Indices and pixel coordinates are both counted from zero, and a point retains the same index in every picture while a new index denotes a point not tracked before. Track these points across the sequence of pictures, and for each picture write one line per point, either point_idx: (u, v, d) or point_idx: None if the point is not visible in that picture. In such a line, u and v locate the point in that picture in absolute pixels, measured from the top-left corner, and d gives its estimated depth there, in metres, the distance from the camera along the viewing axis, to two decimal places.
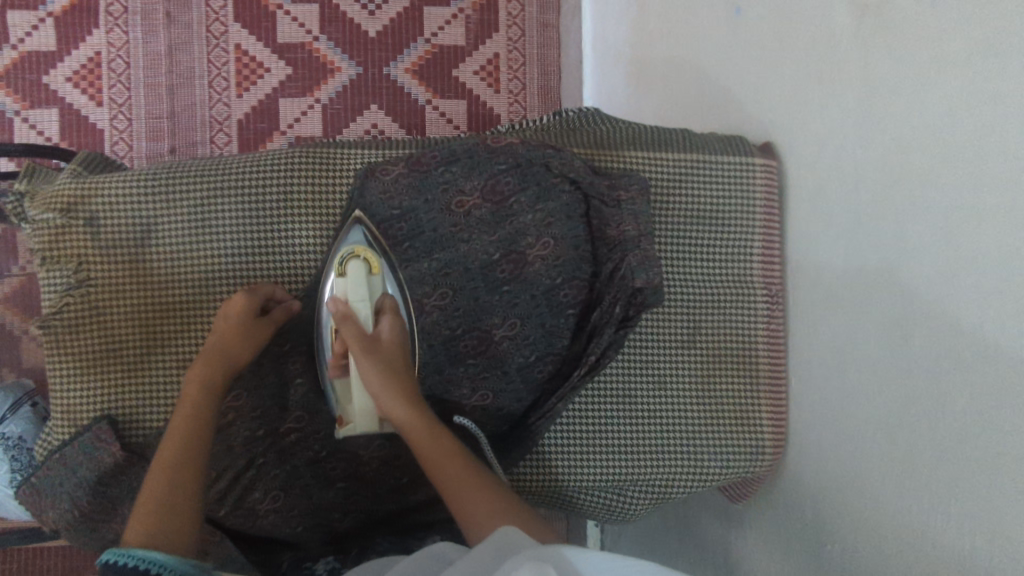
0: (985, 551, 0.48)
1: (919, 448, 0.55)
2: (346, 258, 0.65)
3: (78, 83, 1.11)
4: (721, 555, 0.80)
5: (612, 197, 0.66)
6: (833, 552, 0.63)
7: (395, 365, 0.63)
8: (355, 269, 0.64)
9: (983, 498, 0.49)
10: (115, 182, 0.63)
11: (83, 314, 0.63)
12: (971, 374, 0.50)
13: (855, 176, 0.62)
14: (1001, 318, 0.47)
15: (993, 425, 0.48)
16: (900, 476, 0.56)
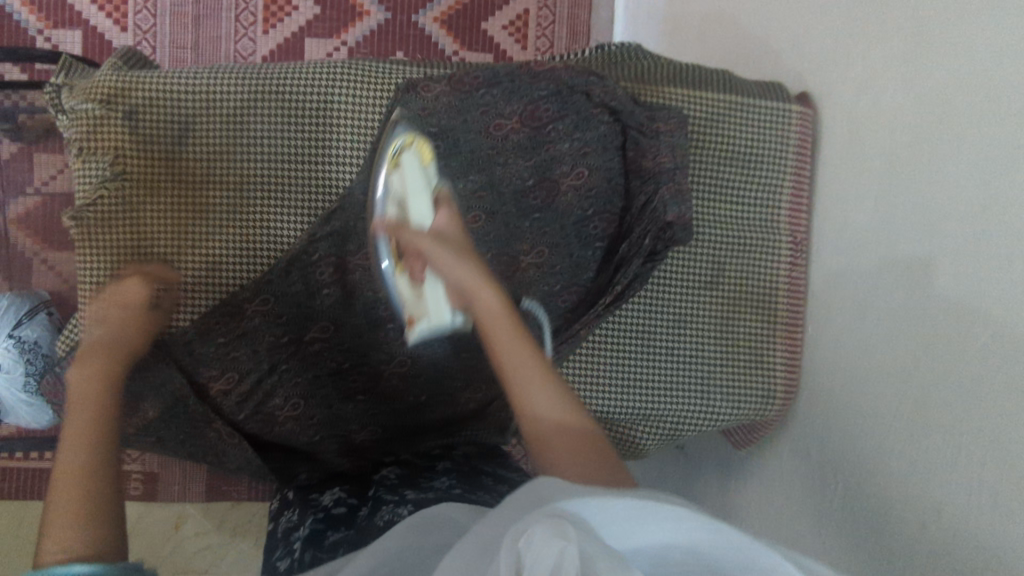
0: (992, 481, 0.49)
1: (935, 390, 0.55)
2: (398, 149, 0.64)
3: (102, 6, 1.09)
4: (719, 498, 0.83)
5: (651, 128, 0.67)
6: (836, 490, 0.65)
7: (466, 250, 0.59)
8: (408, 160, 0.63)
9: (997, 430, 0.49)
10: (156, 77, 0.63)
11: (117, 207, 0.62)
12: (995, 311, 0.50)
13: (892, 121, 0.62)
14: None
15: (1012, 358, 0.49)
16: (911, 420, 0.57)
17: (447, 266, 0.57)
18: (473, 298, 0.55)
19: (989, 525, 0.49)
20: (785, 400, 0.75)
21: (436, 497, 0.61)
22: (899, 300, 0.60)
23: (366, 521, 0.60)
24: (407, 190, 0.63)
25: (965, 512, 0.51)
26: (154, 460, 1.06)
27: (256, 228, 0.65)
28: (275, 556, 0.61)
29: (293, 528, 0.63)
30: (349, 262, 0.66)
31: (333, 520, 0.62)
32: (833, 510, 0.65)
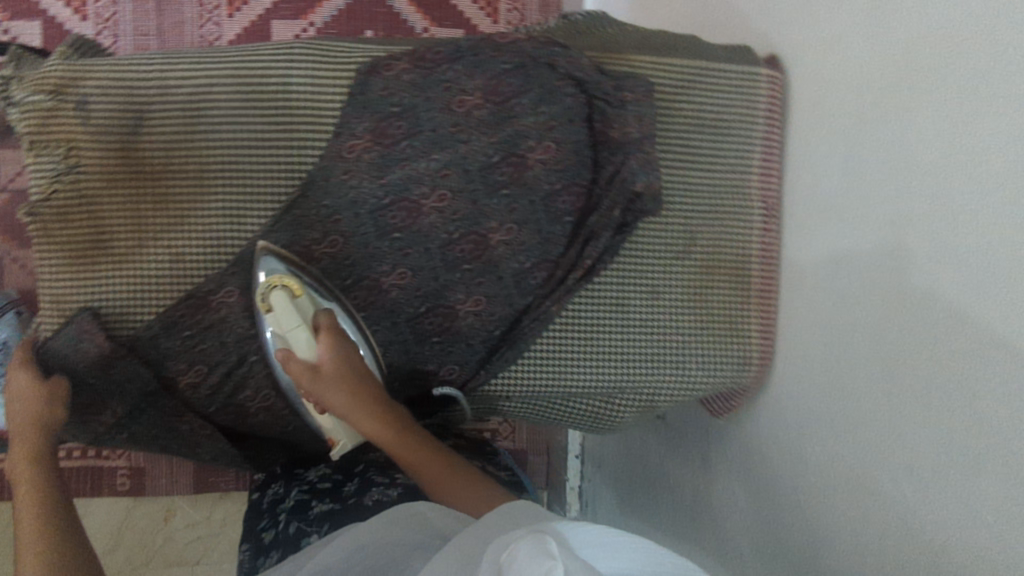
0: (962, 438, 0.50)
1: (905, 352, 0.55)
2: (266, 294, 0.64)
3: None
4: (699, 465, 0.84)
5: (617, 98, 0.66)
6: (812, 455, 0.66)
7: (349, 378, 0.65)
8: (279, 300, 0.64)
9: (968, 388, 0.49)
10: (107, 66, 0.61)
11: (75, 200, 0.61)
12: (961, 270, 0.50)
13: (861, 81, 0.61)
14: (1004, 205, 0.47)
15: (982, 315, 0.48)
16: (885, 384, 0.57)
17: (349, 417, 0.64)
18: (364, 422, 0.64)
19: (956, 484, 0.50)
20: (761, 367, 0.75)
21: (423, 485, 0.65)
22: (867, 265, 0.60)
23: (352, 498, 0.64)
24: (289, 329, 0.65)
25: (935, 471, 0.52)
26: (139, 455, 1.06)
27: (219, 217, 0.64)
28: (263, 524, 0.67)
29: (281, 499, 0.68)
30: (313, 250, 0.67)
31: (318, 491, 0.66)
32: (811, 475, 0.66)
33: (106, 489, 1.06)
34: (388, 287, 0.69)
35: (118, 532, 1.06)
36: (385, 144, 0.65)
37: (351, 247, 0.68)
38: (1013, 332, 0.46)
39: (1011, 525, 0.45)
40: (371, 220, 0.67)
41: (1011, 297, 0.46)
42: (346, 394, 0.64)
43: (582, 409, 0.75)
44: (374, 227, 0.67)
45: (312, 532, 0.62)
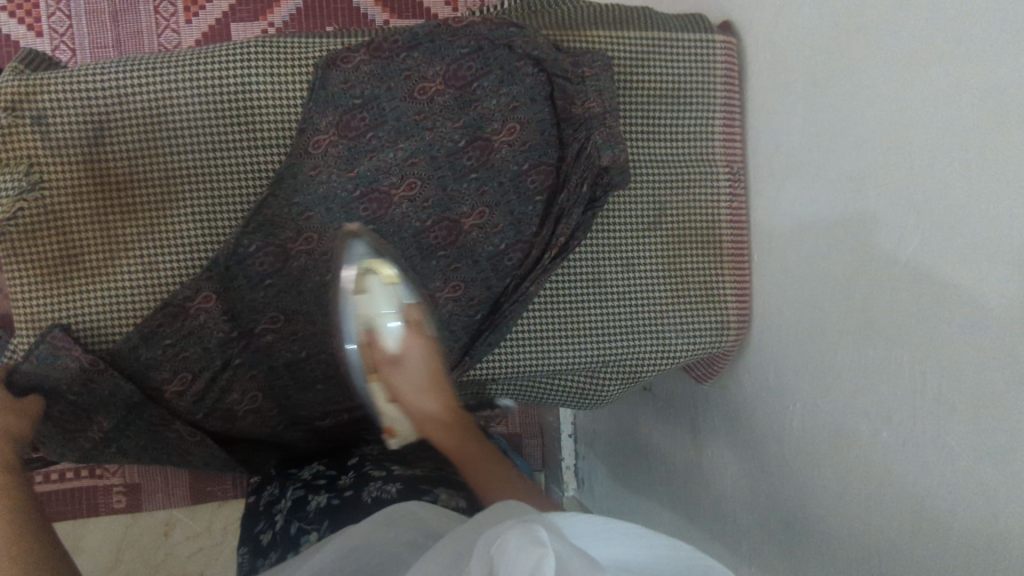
0: (936, 380, 0.51)
1: (875, 302, 0.57)
2: (360, 277, 0.66)
3: (14, 12, 1.05)
4: (689, 434, 0.85)
5: (577, 74, 0.66)
6: (795, 414, 0.67)
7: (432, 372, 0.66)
8: (375, 285, 0.66)
9: (939, 332, 0.50)
10: (62, 78, 0.61)
11: (40, 216, 0.61)
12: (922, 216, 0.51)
13: (814, 39, 0.62)
14: (963, 149, 0.48)
15: (947, 259, 0.49)
16: (859, 335, 0.59)
17: (416, 404, 0.65)
18: (422, 411, 0.65)
19: (937, 424, 0.51)
20: (741, 331, 0.75)
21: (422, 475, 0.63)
22: (831, 219, 0.61)
23: (350, 491, 0.63)
24: (377, 314, 0.66)
25: (911, 415, 0.53)
26: (133, 470, 1.06)
27: (189, 222, 0.64)
28: (262, 527, 0.66)
29: (276, 500, 0.68)
30: (290, 249, 0.65)
31: (314, 487, 0.65)
32: (795, 432, 0.67)
33: (102, 508, 1.05)
34: (369, 279, 0.67)
35: (117, 550, 1.06)
36: (351, 137, 0.65)
37: (327, 240, 0.66)
38: (980, 270, 0.47)
39: (994, 457, 0.46)
40: (342, 213, 0.66)
41: (973, 235, 0.47)
42: (421, 388, 0.65)
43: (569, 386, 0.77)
44: (347, 221, 0.67)
45: (312, 529, 0.60)
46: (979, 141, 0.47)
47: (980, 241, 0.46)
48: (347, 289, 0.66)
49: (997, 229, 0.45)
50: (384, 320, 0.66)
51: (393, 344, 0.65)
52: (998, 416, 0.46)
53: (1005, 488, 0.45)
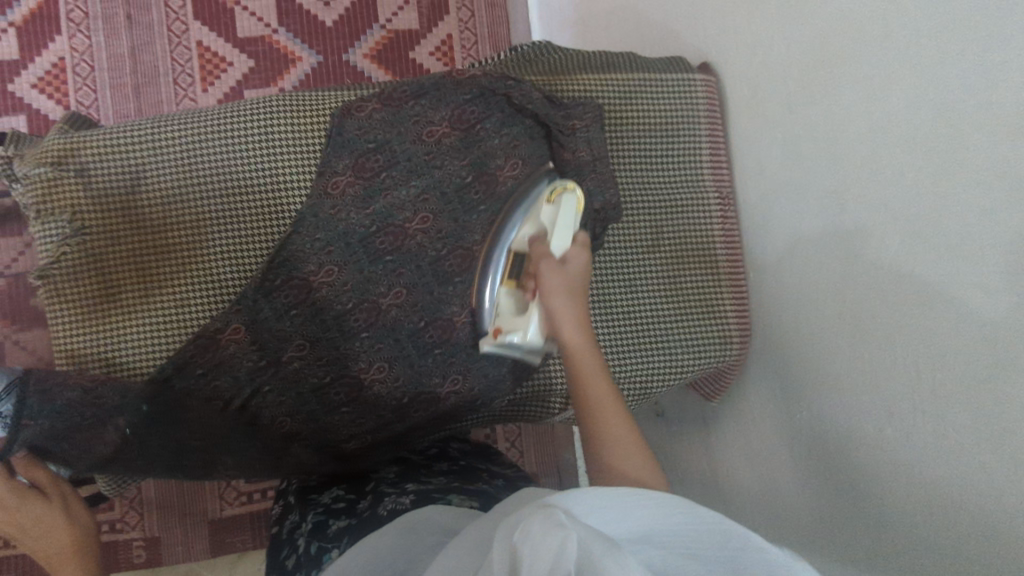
0: (926, 366, 0.56)
1: (867, 303, 0.62)
2: (558, 190, 0.68)
3: (43, 89, 1.13)
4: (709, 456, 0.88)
5: (567, 126, 0.74)
6: (805, 418, 0.71)
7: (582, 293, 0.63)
8: (567, 200, 0.67)
9: (925, 319, 0.55)
10: (104, 136, 0.68)
11: (82, 260, 0.66)
12: (906, 218, 0.57)
13: (785, 73, 0.69)
14: (929, 158, 0.54)
15: (923, 255, 0.55)
16: (854, 332, 0.64)
17: (560, 302, 0.61)
18: (551, 300, 0.61)
19: (938, 410, 0.55)
20: (741, 342, 0.81)
21: (436, 487, 0.64)
22: (823, 233, 0.67)
23: (369, 511, 0.62)
24: (557, 225, 0.66)
25: (909, 401, 0.58)
26: (154, 524, 1.07)
27: (221, 260, 0.69)
28: (285, 554, 0.63)
29: (297, 527, 0.65)
30: (313, 281, 0.70)
31: (334, 512, 0.64)
32: (806, 433, 0.71)
33: (123, 564, 1.06)
34: (387, 307, 0.72)
35: None
36: (366, 178, 0.71)
37: (348, 273, 0.70)
38: (962, 261, 0.52)
39: (998, 432, 0.50)
40: (361, 247, 0.71)
41: (946, 230, 0.53)
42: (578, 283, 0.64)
43: None
44: (366, 253, 0.71)
45: (332, 547, 0.59)
46: (936, 150, 0.54)
47: (959, 235, 0.52)
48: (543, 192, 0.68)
49: (969, 222, 0.51)
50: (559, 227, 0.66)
51: (559, 253, 0.65)
52: (994, 393, 0.50)
53: (999, 452, 0.50)
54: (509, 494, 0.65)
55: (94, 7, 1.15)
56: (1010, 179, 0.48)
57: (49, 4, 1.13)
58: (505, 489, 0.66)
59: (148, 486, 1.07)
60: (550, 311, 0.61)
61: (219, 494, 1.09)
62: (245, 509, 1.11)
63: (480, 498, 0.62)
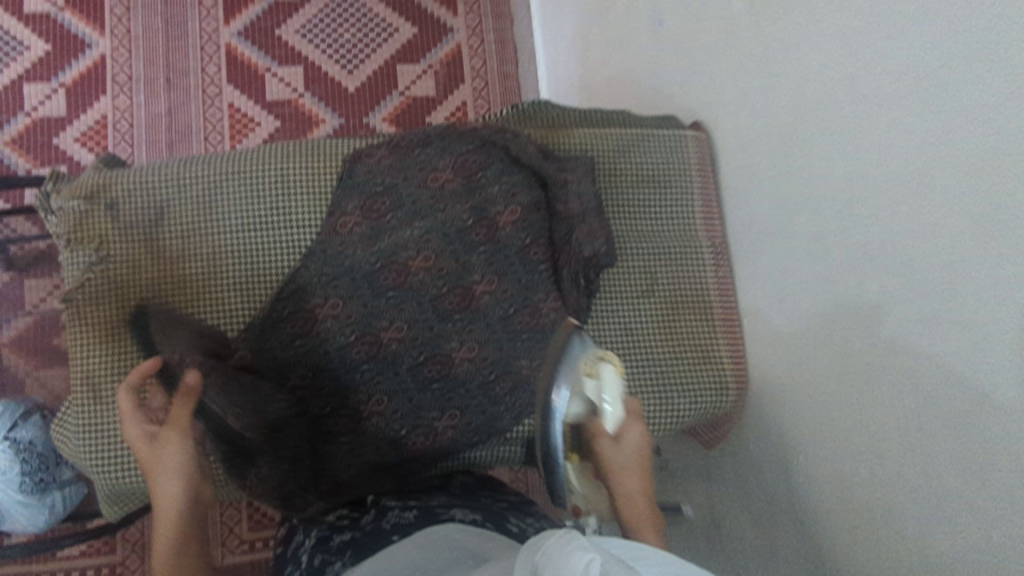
0: (912, 398, 0.57)
1: (856, 343, 0.64)
2: (594, 364, 0.65)
3: (84, 142, 1.21)
4: (706, 508, 0.86)
5: (560, 179, 0.78)
6: (802, 464, 0.71)
7: (644, 475, 0.67)
8: (608, 373, 0.64)
9: (910, 351, 0.57)
10: (131, 175, 0.74)
11: (104, 286, 0.71)
12: (889, 259, 0.59)
13: (768, 127, 0.74)
14: (902, 197, 0.58)
15: (904, 289, 0.58)
16: (844, 371, 0.65)
17: (624, 483, 0.66)
18: (614, 482, 0.66)
19: (924, 443, 0.56)
20: (739, 390, 0.81)
21: (438, 504, 0.66)
22: (813, 277, 0.70)
23: (373, 524, 0.64)
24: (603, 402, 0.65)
25: (899, 435, 0.59)
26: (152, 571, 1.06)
27: (232, 292, 0.73)
28: (285, 570, 0.63)
29: (300, 543, 0.66)
30: (318, 314, 0.73)
31: (338, 527, 0.65)
32: (803, 477, 0.71)
33: None
34: (388, 341, 0.74)
35: None
36: (373, 219, 0.76)
37: (352, 307, 0.74)
38: (937, 297, 0.55)
39: (988, 458, 0.50)
40: (365, 282, 0.75)
41: (927, 267, 0.55)
42: (638, 459, 0.67)
43: None
44: (369, 289, 0.75)
45: (336, 559, 0.59)
46: (907, 191, 0.57)
47: (937, 267, 0.55)
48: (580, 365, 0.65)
49: (948, 255, 0.53)
50: (606, 407, 0.65)
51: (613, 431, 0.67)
52: (978, 420, 0.51)
53: (992, 476, 0.50)
54: (512, 511, 0.67)
55: (138, 71, 1.25)
56: (974, 215, 0.51)
57: (98, 69, 1.24)
58: (506, 509, 0.68)
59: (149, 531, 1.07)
60: (613, 491, 0.66)
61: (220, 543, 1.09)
62: (247, 558, 1.10)
63: (482, 511, 0.64)
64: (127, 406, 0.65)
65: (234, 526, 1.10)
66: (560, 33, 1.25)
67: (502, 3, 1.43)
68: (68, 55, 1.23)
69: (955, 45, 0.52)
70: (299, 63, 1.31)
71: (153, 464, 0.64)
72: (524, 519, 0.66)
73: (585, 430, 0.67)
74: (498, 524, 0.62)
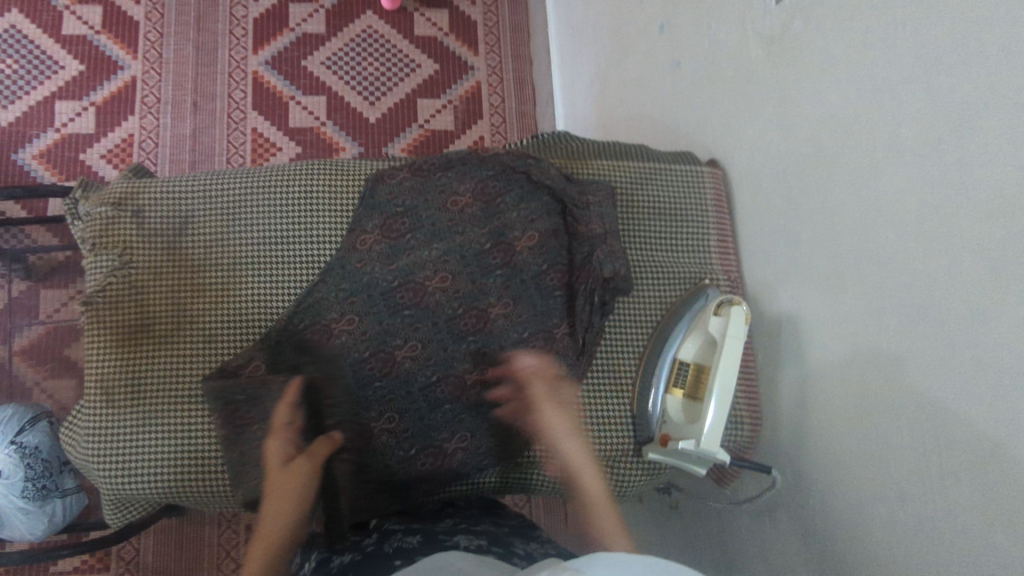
0: (931, 434, 0.57)
1: (872, 377, 0.64)
2: (725, 304, 0.75)
3: (110, 159, 1.24)
4: (717, 549, 0.85)
5: (583, 202, 0.79)
6: (817, 503, 0.70)
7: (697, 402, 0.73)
8: (735, 312, 0.73)
9: (927, 388, 0.57)
10: (161, 185, 0.76)
11: (125, 291, 0.72)
12: (906, 293, 0.60)
13: (784, 165, 0.76)
14: (919, 232, 0.58)
15: (922, 323, 0.58)
16: (860, 407, 0.65)
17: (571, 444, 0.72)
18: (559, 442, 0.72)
19: (943, 482, 0.55)
20: (753, 426, 0.80)
21: (442, 529, 0.65)
22: (828, 312, 0.70)
23: (374, 547, 0.63)
24: (723, 336, 0.73)
25: (917, 472, 0.58)
26: None
27: (249, 302, 0.74)
28: None
29: (301, 566, 0.66)
30: (334, 328, 0.74)
31: (338, 549, 0.65)
32: (817, 518, 0.70)
33: None
34: (401, 359, 0.75)
35: None
36: (393, 238, 0.77)
37: (367, 323, 0.75)
38: (953, 334, 0.55)
39: (1005, 498, 0.50)
40: (382, 300, 0.75)
41: (945, 300, 0.56)
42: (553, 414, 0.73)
43: (596, 484, 0.78)
44: (386, 306, 0.75)
45: None
46: (924, 229, 0.58)
47: (954, 304, 0.55)
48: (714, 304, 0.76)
49: (965, 292, 0.54)
50: (723, 338, 0.73)
51: (721, 363, 0.71)
52: (994, 458, 0.51)
53: (1008, 513, 0.49)
54: (517, 538, 0.66)
55: (167, 94, 1.29)
56: (987, 257, 0.52)
57: (128, 90, 1.28)
58: (512, 533, 0.67)
59: (145, 549, 1.05)
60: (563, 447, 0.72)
61: (217, 565, 1.07)
62: None
63: (487, 537, 0.63)
64: (279, 424, 0.69)
65: (231, 548, 1.08)
66: (579, 75, 1.29)
67: (522, 44, 1.48)
68: (101, 75, 1.27)
69: (968, 89, 0.53)
70: (323, 93, 1.35)
71: (278, 477, 0.67)
72: (530, 543, 0.65)
73: (694, 369, 0.76)
74: (505, 548, 0.61)
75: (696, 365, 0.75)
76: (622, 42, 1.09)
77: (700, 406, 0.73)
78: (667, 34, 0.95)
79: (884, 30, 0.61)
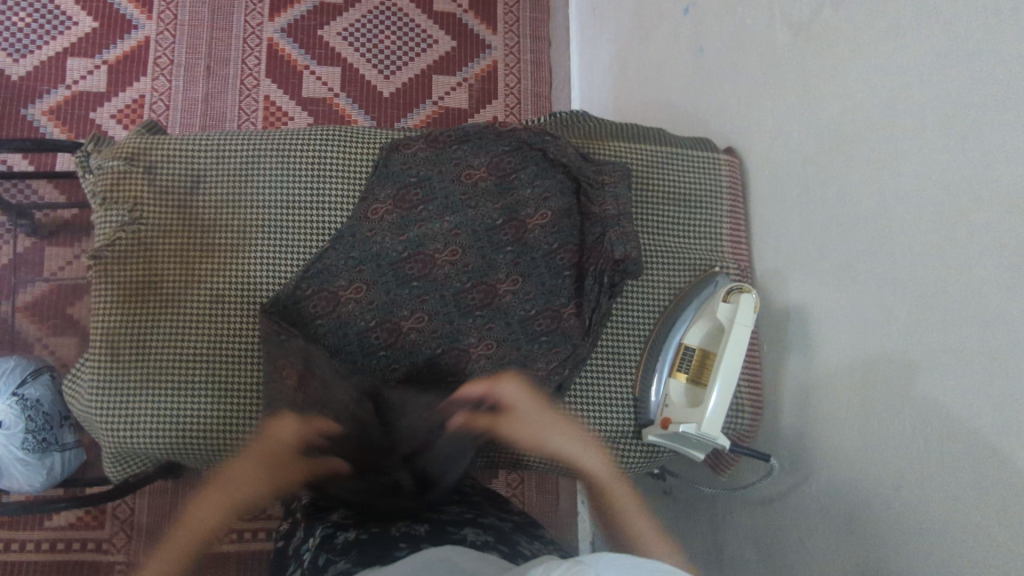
0: (937, 432, 0.56)
1: (878, 370, 0.63)
2: (733, 291, 0.74)
3: (120, 120, 1.23)
4: (709, 535, 0.85)
5: (598, 180, 0.79)
6: (814, 496, 0.70)
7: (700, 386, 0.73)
8: (743, 300, 0.72)
9: (935, 387, 0.56)
10: (174, 142, 0.75)
11: (133, 246, 0.71)
12: (920, 289, 0.59)
13: (802, 156, 0.75)
14: (938, 226, 0.58)
15: (933, 320, 0.57)
16: (865, 402, 0.64)
17: (561, 440, 0.74)
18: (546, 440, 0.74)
19: (949, 487, 0.54)
20: (753, 415, 0.81)
21: (450, 518, 0.63)
22: (837, 305, 0.69)
23: (380, 527, 0.61)
24: (733, 324, 0.71)
25: (919, 471, 0.57)
26: (137, 548, 1.04)
27: (258, 266, 0.74)
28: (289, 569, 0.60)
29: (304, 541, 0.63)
30: (341, 296, 0.74)
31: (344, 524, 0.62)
32: (812, 512, 0.69)
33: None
34: (406, 330, 0.75)
35: None
36: (404, 209, 0.77)
37: (374, 292, 0.75)
38: (966, 334, 0.54)
39: (1009, 504, 0.49)
40: (391, 270, 0.75)
41: (957, 297, 0.55)
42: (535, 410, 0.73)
43: None
44: (394, 277, 0.75)
45: (339, 559, 0.55)
46: (942, 225, 0.57)
47: (965, 301, 0.54)
48: (725, 291, 0.74)
49: (979, 290, 0.53)
50: (730, 326, 0.71)
51: (727, 351, 0.70)
52: (999, 459, 0.50)
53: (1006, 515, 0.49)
54: (521, 535, 0.64)
55: (180, 56, 1.28)
56: (1007, 255, 0.51)
57: (141, 50, 1.26)
58: (518, 529, 0.65)
59: (140, 509, 1.06)
60: (561, 446, 0.74)
61: None
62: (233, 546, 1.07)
63: (495, 533, 0.61)
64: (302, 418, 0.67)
65: None
66: (597, 59, 1.28)
67: (541, 25, 1.47)
68: (115, 34, 1.26)
69: (996, 84, 0.52)
70: (338, 64, 1.34)
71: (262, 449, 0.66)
72: (534, 543, 0.63)
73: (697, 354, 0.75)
74: (511, 547, 0.59)
75: (699, 351, 0.75)
76: (644, 26, 1.08)
77: (702, 391, 0.72)
78: (691, 18, 0.94)
79: (914, 21, 0.60)
